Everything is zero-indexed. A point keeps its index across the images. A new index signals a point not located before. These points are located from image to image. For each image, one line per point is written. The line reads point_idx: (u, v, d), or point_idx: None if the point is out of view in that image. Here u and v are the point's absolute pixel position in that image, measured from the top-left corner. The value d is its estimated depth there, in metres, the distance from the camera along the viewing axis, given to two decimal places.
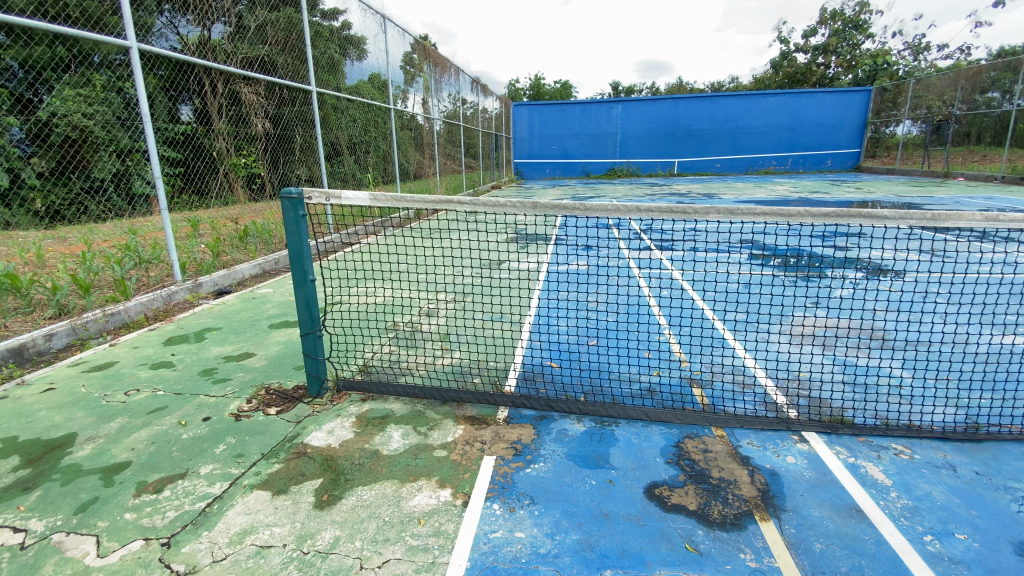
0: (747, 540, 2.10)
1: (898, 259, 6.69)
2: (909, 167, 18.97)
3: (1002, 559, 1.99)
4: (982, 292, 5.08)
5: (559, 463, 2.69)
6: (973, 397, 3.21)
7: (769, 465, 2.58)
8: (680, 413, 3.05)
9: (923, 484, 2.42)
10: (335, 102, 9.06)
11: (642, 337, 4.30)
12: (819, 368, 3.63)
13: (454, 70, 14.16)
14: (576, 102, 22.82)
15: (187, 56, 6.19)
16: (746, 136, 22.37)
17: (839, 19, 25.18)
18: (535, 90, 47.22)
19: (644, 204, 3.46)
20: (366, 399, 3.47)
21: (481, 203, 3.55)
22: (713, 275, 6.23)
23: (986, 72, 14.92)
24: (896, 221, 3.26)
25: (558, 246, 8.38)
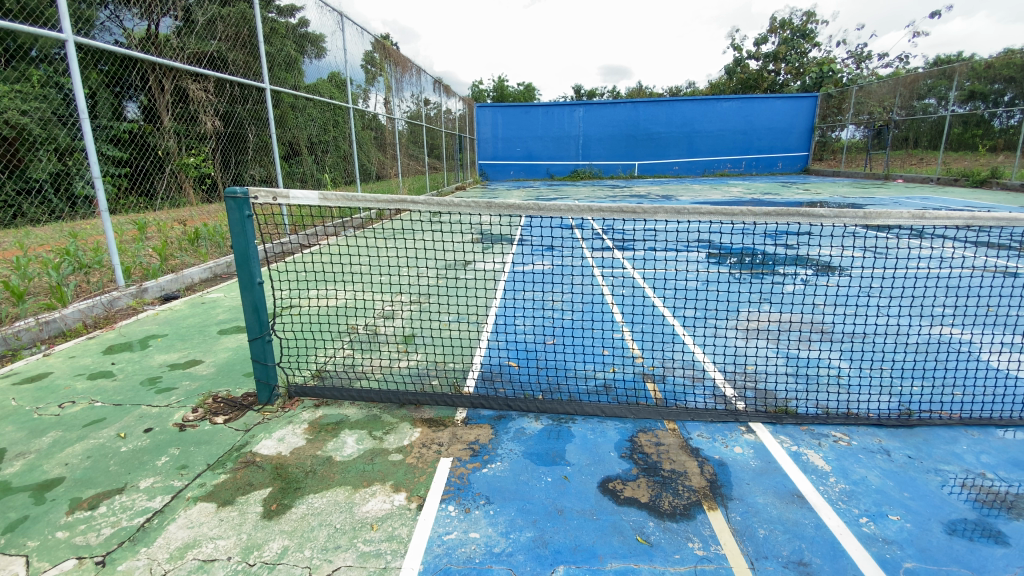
0: (695, 529, 2.16)
1: (840, 257, 7.04)
2: (853, 170, 20.01)
3: (932, 538, 2.10)
4: (914, 286, 5.42)
5: (515, 462, 2.69)
6: (904, 384, 3.42)
7: (717, 456, 2.66)
8: (634, 408, 3.12)
9: (859, 468, 2.55)
10: (293, 101, 8.86)
11: (599, 334, 4.37)
12: (764, 360, 3.78)
13: (415, 71, 14.01)
14: (539, 105, 22.98)
15: (132, 51, 5.81)
16: (703, 139, 23.07)
17: (788, 28, 26.34)
18: (499, 92, 47.28)
19: (596, 204, 3.52)
20: (319, 405, 3.38)
21: (435, 204, 3.52)
22: (670, 273, 6.38)
23: (922, 80, 15.91)
24: (831, 220, 3.45)
25: (521, 247, 8.42)
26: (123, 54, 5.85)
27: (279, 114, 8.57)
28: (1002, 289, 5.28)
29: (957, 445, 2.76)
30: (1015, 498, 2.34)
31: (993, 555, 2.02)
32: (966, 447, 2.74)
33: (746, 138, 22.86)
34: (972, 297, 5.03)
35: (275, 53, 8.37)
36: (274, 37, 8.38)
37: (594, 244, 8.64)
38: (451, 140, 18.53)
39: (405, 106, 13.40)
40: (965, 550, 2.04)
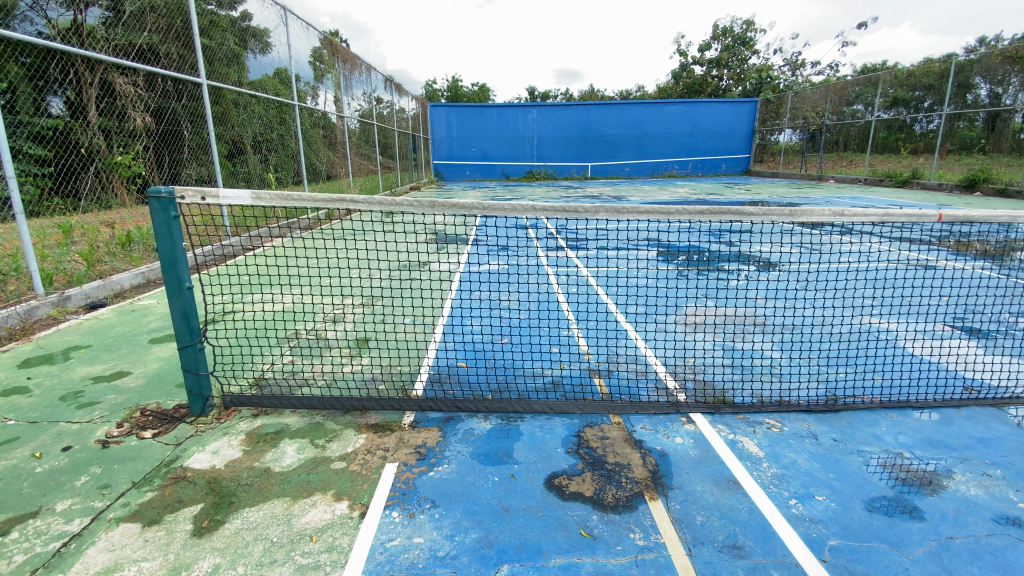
0: (637, 520, 2.21)
1: (777, 253, 7.41)
2: (790, 171, 21.11)
3: (853, 516, 2.23)
4: (842, 280, 5.78)
5: (462, 463, 2.65)
6: (831, 371, 3.64)
7: (659, 447, 2.73)
8: (581, 403, 3.15)
9: (790, 453, 2.69)
10: (236, 97, 8.50)
11: (549, 333, 4.40)
12: (705, 353, 3.93)
13: (365, 69, 13.69)
14: (494, 106, 22.99)
15: (61, 45, 5.42)
16: (652, 141, 23.74)
17: (729, 36, 27.51)
18: (453, 92, 47.05)
19: (539, 204, 3.56)
20: (257, 414, 3.23)
21: (378, 203, 3.46)
22: (621, 271, 6.51)
23: (851, 87, 17.00)
24: (760, 218, 3.62)
25: (474, 247, 8.38)
26: (50, 48, 5.43)
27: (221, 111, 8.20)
28: (918, 280, 5.71)
29: (877, 427, 2.96)
30: (927, 474, 2.52)
31: (908, 528, 2.16)
32: (885, 428, 2.94)
33: (691, 141, 23.71)
34: (892, 288, 5.42)
35: (216, 47, 7.88)
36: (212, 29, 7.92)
37: (547, 243, 8.69)
38: (404, 139, 18.25)
39: (356, 105, 13.07)
40: (884, 525, 2.18)
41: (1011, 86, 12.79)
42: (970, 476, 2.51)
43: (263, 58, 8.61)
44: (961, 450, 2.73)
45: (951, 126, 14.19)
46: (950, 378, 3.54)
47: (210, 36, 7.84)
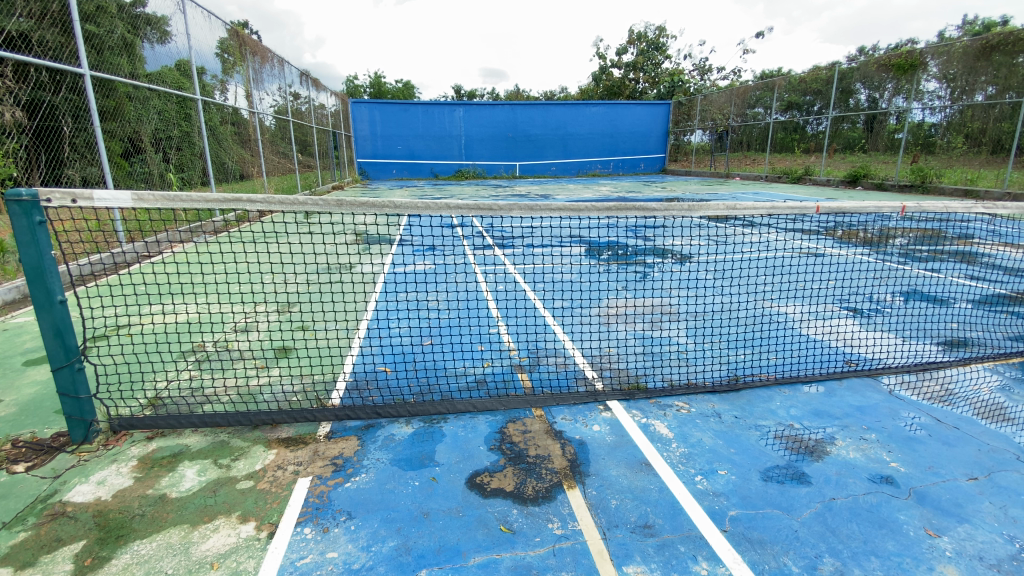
0: (555, 509, 2.25)
1: (689, 246, 7.90)
2: (701, 170, 22.47)
3: (750, 486, 2.41)
4: (745, 269, 6.27)
5: (381, 470, 2.57)
6: (733, 353, 3.93)
7: (578, 436, 2.82)
8: (504, 399, 3.16)
9: (696, 432, 2.86)
10: (130, 90, 7.74)
11: (475, 332, 4.37)
12: (622, 343, 4.11)
13: (278, 62, 12.92)
14: (419, 103, 22.61)
15: None
16: (576, 141, 24.41)
17: (643, 41, 28.87)
18: (377, 88, 45.85)
19: (452, 203, 3.59)
20: (152, 437, 2.95)
21: (278, 203, 3.25)
22: (546, 268, 6.64)
23: (752, 92, 18.47)
24: (663, 213, 3.80)
25: (401, 247, 8.21)
26: None
27: (113, 106, 7.42)
28: (809, 268, 6.31)
29: (772, 402, 3.23)
30: (815, 443, 2.78)
31: (797, 493, 2.37)
32: (779, 403, 3.21)
33: (612, 141, 24.62)
34: (788, 275, 5.95)
35: (105, 36, 6.99)
36: (100, 16, 6.99)
37: (475, 242, 8.64)
38: (325, 137, 17.47)
39: (268, 101, 12.31)
40: (777, 492, 2.37)
41: (886, 91, 13.91)
42: (850, 442, 2.79)
43: (160, 48, 7.96)
44: (842, 418, 3.04)
45: (836, 127, 15.65)
46: (834, 353, 3.95)
47: (96, 22, 6.87)
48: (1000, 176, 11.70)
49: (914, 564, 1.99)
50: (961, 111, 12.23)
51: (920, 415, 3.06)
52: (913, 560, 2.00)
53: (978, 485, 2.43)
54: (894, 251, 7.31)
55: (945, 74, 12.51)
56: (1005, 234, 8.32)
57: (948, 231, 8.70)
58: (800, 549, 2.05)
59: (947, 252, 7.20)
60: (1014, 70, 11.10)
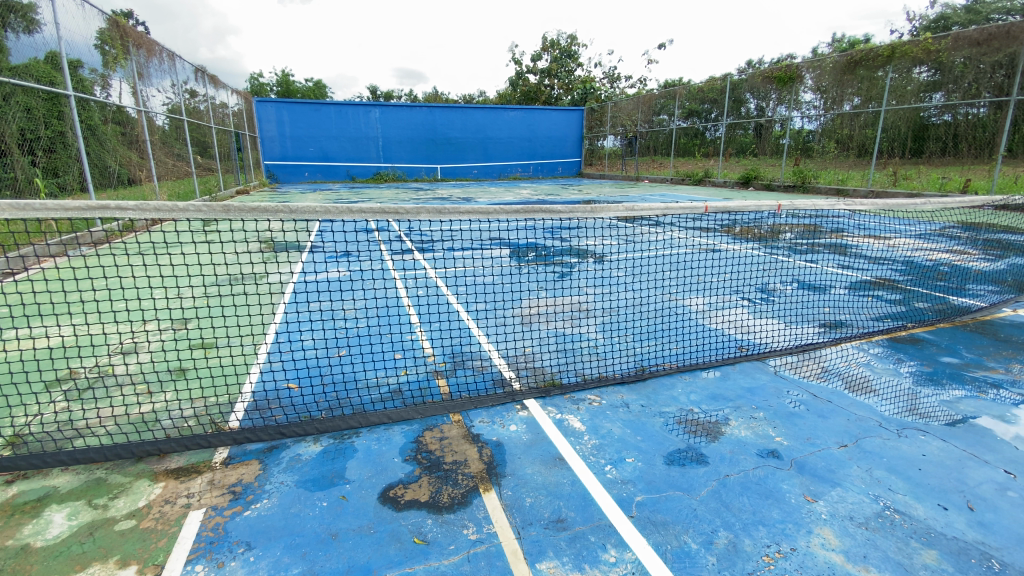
0: (470, 514, 2.24)
1: (603, 245, 8.27)
2: (615, 173, 23.51)
3: (655, 471, 2.55)
4: (654, 267, 6.65)
5: (286, 494, 2.41)
6: (640, 345, 4.16)
7: (495, 437, 2.83)
8: (421, 407, 3.09)
9: (606, 424, 2.99)
10: None
11: (392, 340, 4.23)
12: (539, 341, 4.20)
13: (168, 56, 11.83)
14: (331, 103, 21.71)
15: None
16: (495, 145, 24.60)
17: (556, 48, 29.76)
18: (285, 87, 43.48)
19: (355, 206, 3.42)
20: (10, 481, 2.56)
21: (154, 209, 2.93)
22: (467, 271, 6.62)
23: (657, 99, 19.60)
24: (568, 215, 3.90)
25: (313, 253, 7.80)
26: None
27: None
28: (709, 263, 6.82)
29: (675, 389, 3.45)
30: (711, 424, 3.00)
31: (697, 473, 2.54)
32: (681, 390, 3.44)
33: (530, 145, 25.10)
34: (690, 270, 6.40)
35: None
36: None
37: (393, 247, 8.40)
38: (226, 138, 16.20)
39: (159, 98, 11.26)
40: (678, 474, 2.53)
41: (771, 101, 15.43)
42: (742, 421, 3.04)
43: (27, 38, 6.97)
44: (736, 399, 3.31)
45: (731, 133, 16.98)
46: (728, 340, 4.30)
47: None
48: (865, 176, 13.37)
49: (795, 528, 2.20)
50: (834, 119, 13.83)
51: (800, 391, 3.41)
52: (795, 524, 2.22)
53: (847, 451, 2.74)
54: (780, 246, 8.09)
55: (818, 86, 14.07)
56: (868, 227, 9.51)
57: (824, 226, 9.79)
58: (699, 526, 2.19)
59: (822, 244, 8.08)
60: (874, 82, 12.73)
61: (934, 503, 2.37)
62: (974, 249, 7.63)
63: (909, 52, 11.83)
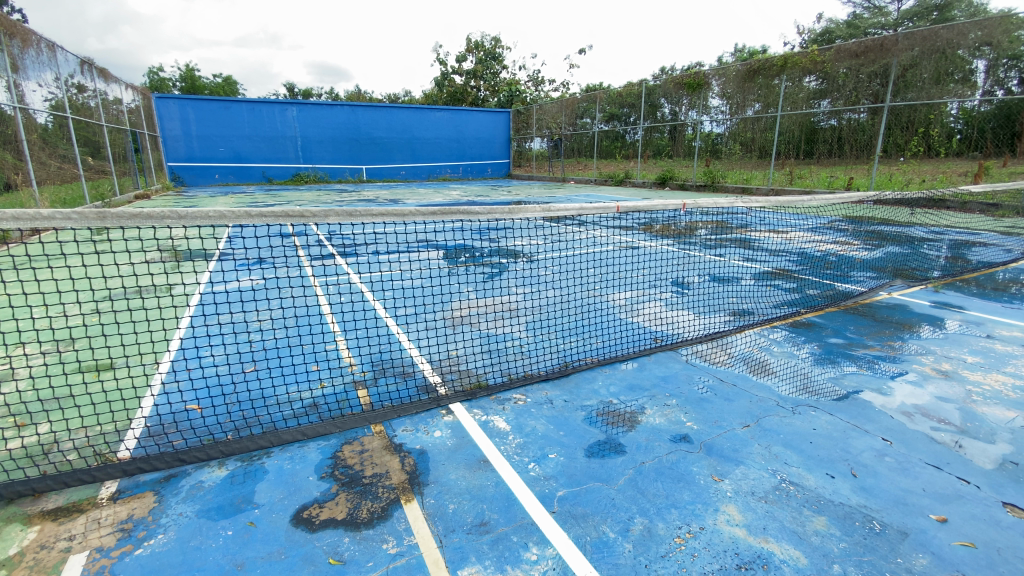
0: (390, 527, 2.18)
1: (529, 245, 8.40)
2: (542, 174, 23.93)
3: (576, 465, 2.62)
4: (579, 265, 6.84)
5: (185, 526, 2.22)
6: (564, 342, 4.25)
7: (418, 445, 2.77)
8: (339, 421, 2.97)
9: (531, 422, 3.03)
10: None
11: (310, 351, 4.03)
12: (465, 344, 4.18)
13: (48, 47, 10.54)
14: (243, 101, 20.41)
15: None
16: (422, 146, 24.21)
17: (481, 50, 29.84)
18: (190, 82, 40.21)
19: (256, 210, 3.15)
20: None
21: (11, 218, 2.52)
22: (392, 275, 6.44)
23: (579, 103, 20.19)
24: (486, 216, 3.86)
25: (224, 261, 7.26)
26: None
27: None
28: (629, 260, 7.12)
29: (596, 382, 3.57)
30: (629, 414, 3.12)
31: (615, 463, 2.63)
32: (601, 382, 3.56)
33: (458, 146, 24.94)
34: (612, 267, 6.65)
35: None
36: None
37: (313, 252, 7.99)
38: (122, 137, 14.73)
39: (39, 93, 10.04)
40: (598, 466, 2.61)
41: (682, 105, 16.24)
42: (657, 409, 3.19)
43: None
44: (651, 388, 3.47)
45: (648, 136, 17.73)
46: (645, 332, 4.50)
47: None
48: (765, 176, 14.54)
49: (704, 508, 2.33)
50: (738, 123, 14.91)
51: (709, 377, 3.64)
52: (704, 504, 2.36)
53: (750, 430, 2.96)
54: (693, 241, 8.63)
55: (724, 93, 15.08)
56: (770, 223, 10.38)
57: (731, 222, 10.55)
58: (616, 515, 2.27)
59: (730, 239, 8.71)
60: (771, 90, 13.95)
61: (823, 472, 2.61)
62: (857, 240, 8.54)
63: (799, 62, 13.17)
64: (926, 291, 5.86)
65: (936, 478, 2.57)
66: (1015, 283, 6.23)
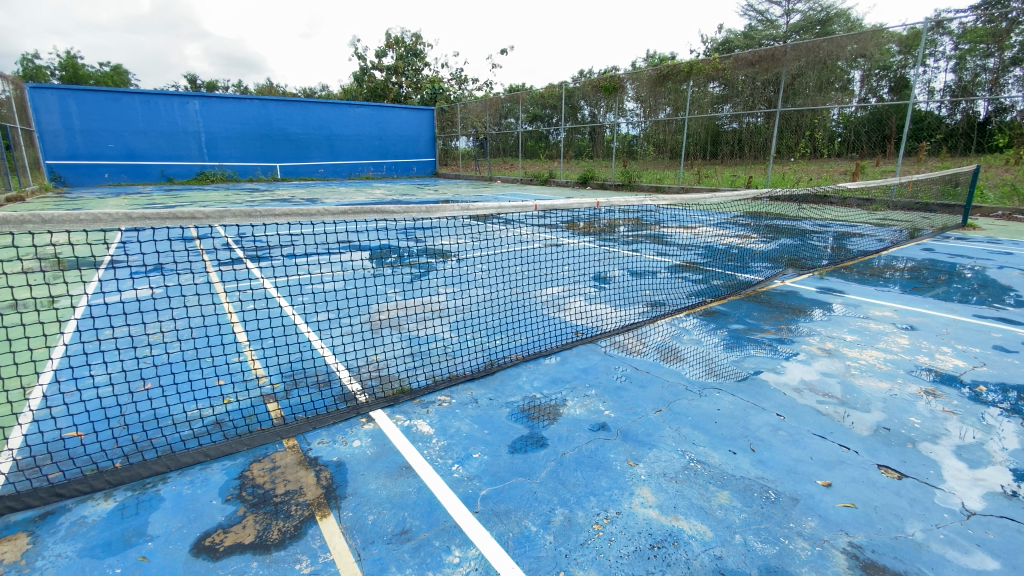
0: (303, 546, 2.07)
1: (455, 244, 8.34)
2: (469, 173, 23.86)
3: (500, 462, 2.63)
4: (504, 263, 6.88)
5: (64, 568, 1.98)
6: (489, 340, 4.26)
7: (335, 457, 2.66)
8: (247, 438, 2.78)
9: (454, 423, 3.00)
10: None
11: (215, 365, 3.72)
12: (388, 348, 4.06)
13: None
14: (135, 92, 18.53)
15: None
16: (342, 143, 23.27)
17: (401, 45, 29.21)
18: (70, 71, 35.89)
19: (137, 212, 2.81)
20: None
21: None
22: (309, 279, 6.13)
23: (503, 103, 20.33)
24: (402, 215, 3.71)
25: (115, 268, 6.55)
26: None
27: None
28: (553, 257, 7.28)
29: (519, 378, 3.62)
30: (551, 407, 3.20)
31: (537, 457, 2.68)
32: (525, 378, 3.62)
33: (381, 144, 24.23)
34: (536, 265, 6.76)
35: None
36: None
37: (220, 256, 7.42)
38: None
39: None
40: (521, 461, 2.65)
41: (601, 108, 16.85)
42: (577, 401, 3.29)
43: None
44: (572, 381, 3.57)
45: (570, 137, 18.25)
46: (567, 327, 4.62)
47: None
48: (676, 175, 15.50)
49: (620, 493, 2.44)
50: (652, 126, 15.74)
51: (625, 366, 3.82)
52: (620, 489, 2.46)
53: (662, 415, 3.14)
54: (612, 237, 9.01)
55: (638, 97, 15.81)
56: (681, 219, 11.06)
57: (647, 218, 11.13)
58: (538, 508, 2.31)
59: (646, 235, 9.18)
60: (680, 94, 14.79)
61: (727, 449, 2.82)
62: (756, 234, 9.33)
63: (703, 69, 14.04)
64: (814, 279, 6.52)
65: (821, 447, 2.86)
66: (885, 268, 7.08)
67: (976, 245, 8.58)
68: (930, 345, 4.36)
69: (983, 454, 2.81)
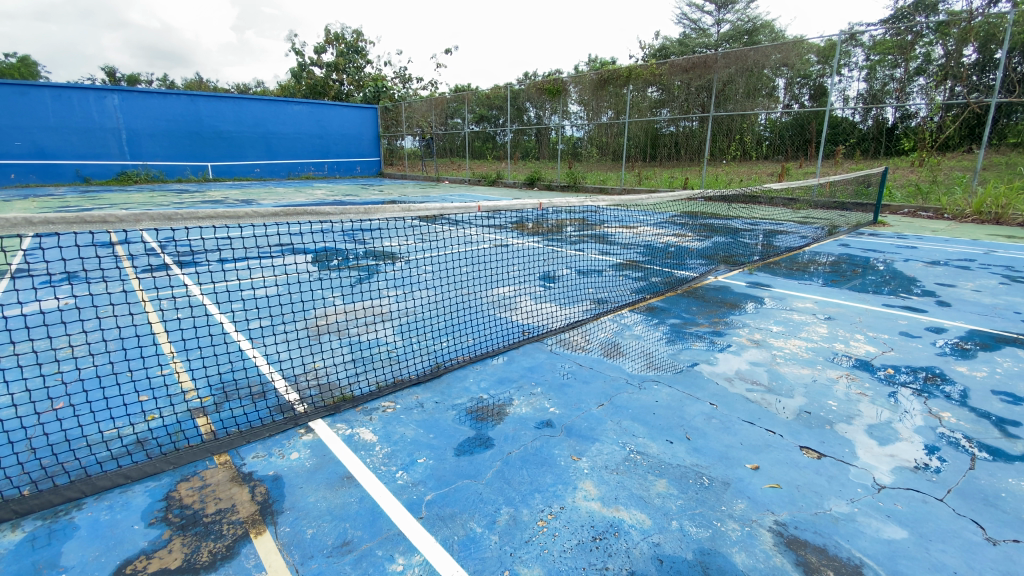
0: (237, 566, 1.98)
1: (400, 245, 8.20)
2: (415, 173, 23.53)
3: (446, 466, 2.62)
4: (451, 264, 6.83)
5: None
6: (435, 343, 4.22)
7: (271, 471, 2.55)
8: (173, 456, 2.63)
9: (399, 429, 2.96)
10: None
11: (138, 380, 3.47)
12: (330, 355, 3.93)
13: None
14: (44, 85, 16.96)
15: None
16: (279, 142, 22.29)
17: (342, 42, 28.43)
18: None
19: (34, 216, 2.53)
20: None
21: None
22: (245, 284, 5.84)
23: (448, 103, 20.20)
24: (338, 217, 3.56)
25: (22, 279, 5.98)
26: None
27: None
28: (499, 257, 7.30)
29: (466, 380, 3.61)
30: (497, 408, 3.22)
31: (483, 458, 2.69)
32: (471, 379, 3.62)
33: (321, 142, 23.42)
34: (483, 265, 6.76)
35: None
36: None
37: (142, 262, 6.91)
38: None
39: None
40: (467, 463, 2.65)
41: (546, 110, 17.12)
42: (523, 399, 3.33)
43: None
44: (518, 380, 3.61)
45: (517, 138, 18.40)
46: (513, 327, 4.66)
47: None
48: (619, 176, 16.02)
49: (564, 488, 2.50)
50: (595, 128, 16.18)
51: (569, 364, 3.89)
52: (564, 484, 2.52)
53: (604, 409, 3.23)
54: (558, 237, 9.17)
55: (581, 100, 16.19)
56: (623, 219, 11.42)
57: (591, 218, 11.41)
58: (483, 509, 2.32)
59: (591, 235, 9.42)
60: (621, 98, 15.28)
61: (665, 439, 2.94)
62: (693, 232, 9.78)
63: (641, 74, 14.64)
64: (744, 274, 6.92)
65: (749, 432, 3.04)
66: (809, 263, 7.63)
67: (886, 240, 9.39)
68: (846, 333, 4.74)
69: (891, 432, 3.09)
